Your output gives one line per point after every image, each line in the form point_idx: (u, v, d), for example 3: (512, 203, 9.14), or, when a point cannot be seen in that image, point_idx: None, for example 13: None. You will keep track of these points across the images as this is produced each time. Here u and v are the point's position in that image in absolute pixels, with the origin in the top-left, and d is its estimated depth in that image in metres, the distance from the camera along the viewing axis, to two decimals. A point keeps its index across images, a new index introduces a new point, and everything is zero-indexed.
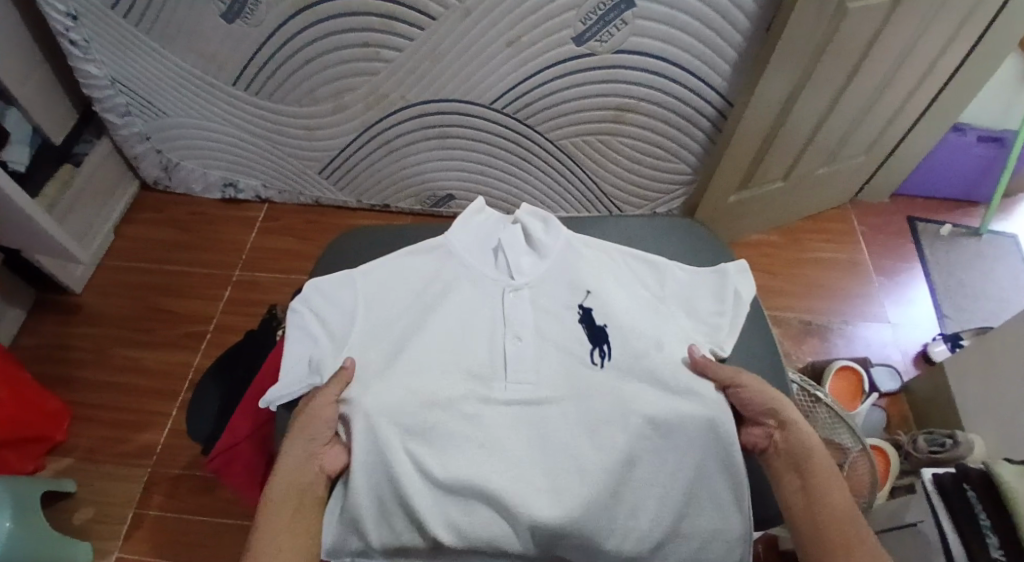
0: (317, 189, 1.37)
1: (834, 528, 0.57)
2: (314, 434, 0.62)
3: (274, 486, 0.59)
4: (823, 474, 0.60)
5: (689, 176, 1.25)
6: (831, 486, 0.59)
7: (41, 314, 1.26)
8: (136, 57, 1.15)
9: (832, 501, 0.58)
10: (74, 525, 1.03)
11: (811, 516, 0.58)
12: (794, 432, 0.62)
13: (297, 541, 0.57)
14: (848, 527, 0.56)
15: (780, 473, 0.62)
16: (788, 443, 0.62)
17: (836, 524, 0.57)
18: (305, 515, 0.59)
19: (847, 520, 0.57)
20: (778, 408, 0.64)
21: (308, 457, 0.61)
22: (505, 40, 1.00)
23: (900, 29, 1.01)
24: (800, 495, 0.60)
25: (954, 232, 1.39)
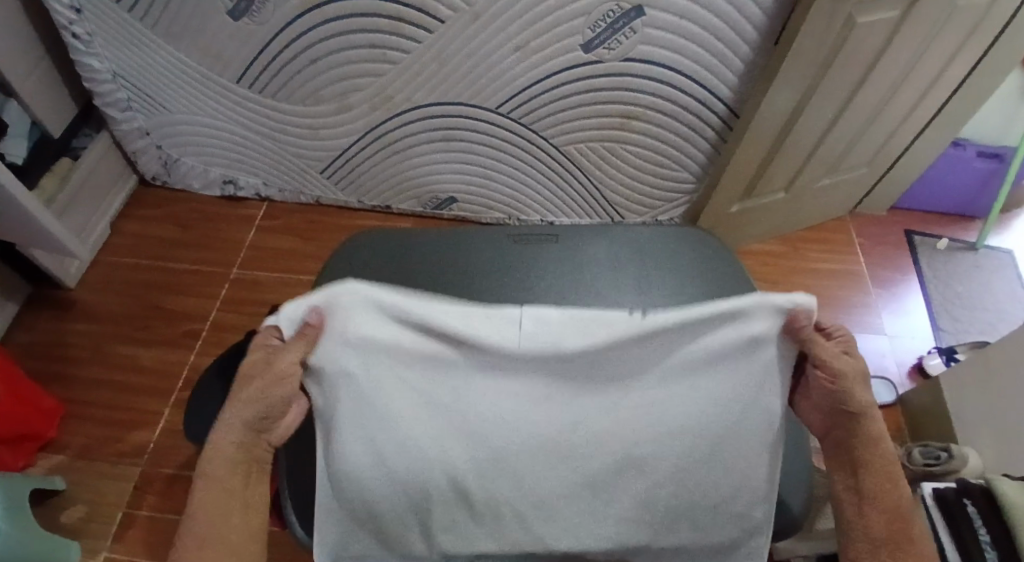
0: (318, 189, 1.36)
1: (882, 528, 0.48)
2: (254, 396, 0.49)
3: (213, 453, 0.49)
4: (883, 469, 0.50)
5: (693, 185, 1.26)
6: (890, 482, 0.50)
7: (36, 308, 1.25)
8: (140, 53, 1.14)
9: (886, 496, 0.49)
10: (66, 523, 1.02)
11: (858, 512, 0.50)
12: (860, 426, 0.50)
13: (239, 526, 0.48)
14: (896, 529, 0.48)
15: (833, 465, 0.52)
16: (853, 443, 0.51)
17: (887, 520, 0.49)
18: (253, 488, 0.50)
19: (901, 521, 0.48)
20: (864, 405, 0.50)
21: (249, 428, 0.49)
22: (513, 44, 1.00)
23: (905, 43, 1.02)
24: (850, 490, 0.51)
25: (951, 246, 1.40)
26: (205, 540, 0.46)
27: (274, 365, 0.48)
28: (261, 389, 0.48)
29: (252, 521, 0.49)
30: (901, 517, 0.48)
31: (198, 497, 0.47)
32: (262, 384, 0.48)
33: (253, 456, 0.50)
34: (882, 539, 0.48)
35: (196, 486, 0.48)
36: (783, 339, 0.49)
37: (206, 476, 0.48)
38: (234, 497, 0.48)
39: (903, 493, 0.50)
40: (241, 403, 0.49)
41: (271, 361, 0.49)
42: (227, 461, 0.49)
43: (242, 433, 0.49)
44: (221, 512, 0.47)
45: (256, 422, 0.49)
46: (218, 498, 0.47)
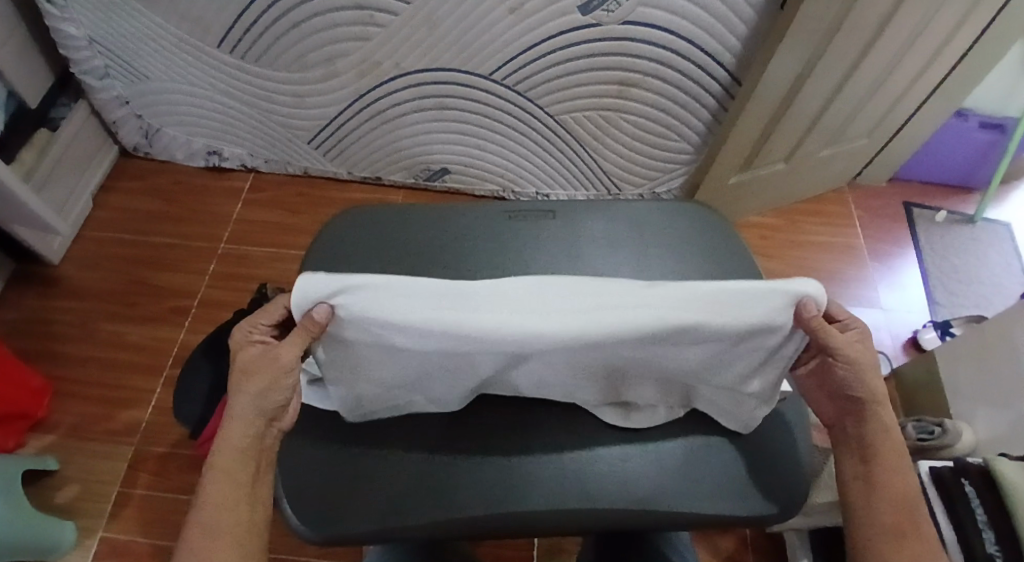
0: (306, 159, 1.32)
1: (890, 511, 0.47)
2: (270, 385, 0.47)
3: (223, 448, 0.46)
4: (896, 456, 0.49)
5: (691, 156, 1.23)
6: (902, 472, 0.48)
7: (20, 285, 1.22)
8: (116, 17, 1.09)
9: (895, 484, 0.48)
10: (60, 503, 1.01)
11: (868, 502, 0.48)
12: (872, 417, 0.49)
13: (247, 525, 0.46)
14: (904, 513, 0.47)
15: (845, 451, 0.50)
16: (865, 438, 0.49)
17: (897, 510, 0.47)
18: (264, 480, 0.48)
19: (912, 509, 0.47)
20: (874, 392, 0.49)
21: (256, 416, 0.46)
22: (507, 7, 0.96)
23: (915, 7, 0.98)
24: (862, 479, 0.49)
25: (950, 218, 1.39)
26: (217, 533, 0.45)
27: (272, 356, 0.47)
28: (269, 385, 0.46)
29: (259, 514, 0.47)
30: (907, 506, 0.47)
31: (208, 489, 0.45)
32: (262, 379, 0.46)
33: (262, 447, 0.48)
34: (894, 524, 0.47)
35: (205, 478, 0.46)
36: (795, 326, 0.46)
37: (216, 470, 0.45)
38: (242, 489, 0.46)
39: (913, 477, 0.49)
40: (247, 396, 0.46)
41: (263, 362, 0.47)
42: (237, 450, 0.46)
43: (252, 425, 0.47)
44: (235, 498, 0.46)
45: (266, 412, 0.47)
46: (227, 491, 0.45)
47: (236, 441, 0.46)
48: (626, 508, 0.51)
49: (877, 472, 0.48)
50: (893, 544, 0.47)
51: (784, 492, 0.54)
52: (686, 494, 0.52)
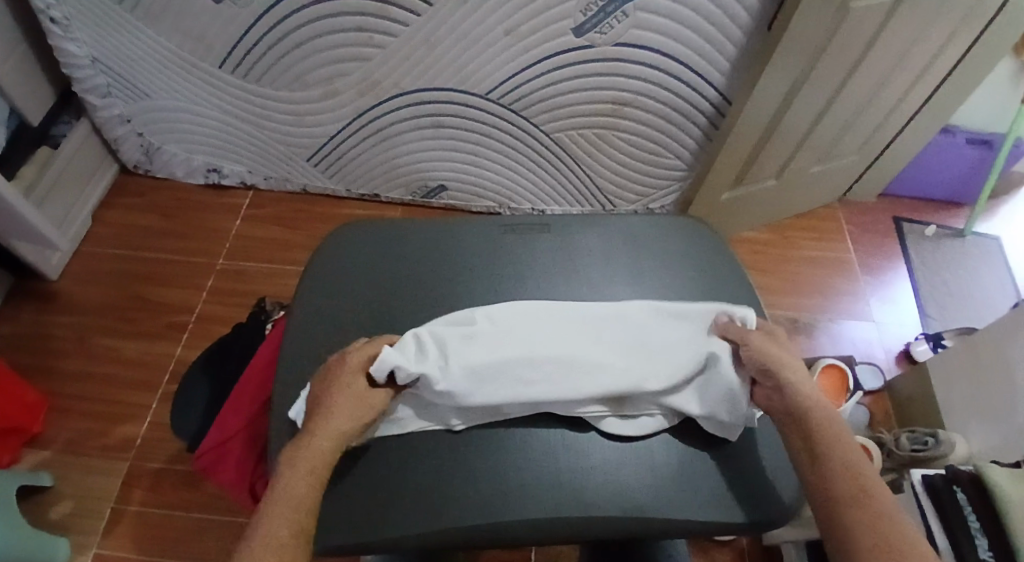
0: (304, 176, 1.34)
1: (839, 479, 0.47)
2: (356, 416, 0.51)
3: (292, 473, 0.47)
4: (830, 430, 0.50)
5: (685, 173, 1.25)
6: (839, 442, 0.49)
7: (18, 301, 1.22)
8: (119, 37, 1.11)
9: (836, 445, 0.49)
10: (53, 519, 1.00)
11: (816, 468, 0.49)
12: (792, 386, 0.53)
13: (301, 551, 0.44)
14: (854, 479, 0.47)
15: (788, 438, 0.52)
16: (790, 405, 0.52)
17: (845, 471, 0.48)
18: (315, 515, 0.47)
19: (859, 473, 0.47)
20: (778, 361, 0.54)
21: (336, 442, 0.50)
22: (502, 28, 0.99)
23: (900, 28, 1.01)
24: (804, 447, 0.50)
25: (939, 233, 1.41)
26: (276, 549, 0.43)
27: (359, 398, 0.52)
28: (353, 419, 0.51)
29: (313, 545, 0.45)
30: (853, 471, 0.47)
31: (273, 507, 0.45)
32: (347, 414, 0.51)
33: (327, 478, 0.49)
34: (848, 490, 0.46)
35: (270, 498, 0.46)
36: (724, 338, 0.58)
37: (286, 487, 0.46)
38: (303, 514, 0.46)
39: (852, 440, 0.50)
40: (331, 425, 0.50)
41: (348, 392, 0.52)
42: (306, 472, 0.47)
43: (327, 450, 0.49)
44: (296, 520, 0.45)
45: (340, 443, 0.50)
46: (294, 510, 0.45)
47: (311, 461, 0.48)
48: (621, 516, 0.52)
49: (813, 446, 0.50)
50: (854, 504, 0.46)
51: (777, 502, 0.54)
52: (680, 502, 0.53)
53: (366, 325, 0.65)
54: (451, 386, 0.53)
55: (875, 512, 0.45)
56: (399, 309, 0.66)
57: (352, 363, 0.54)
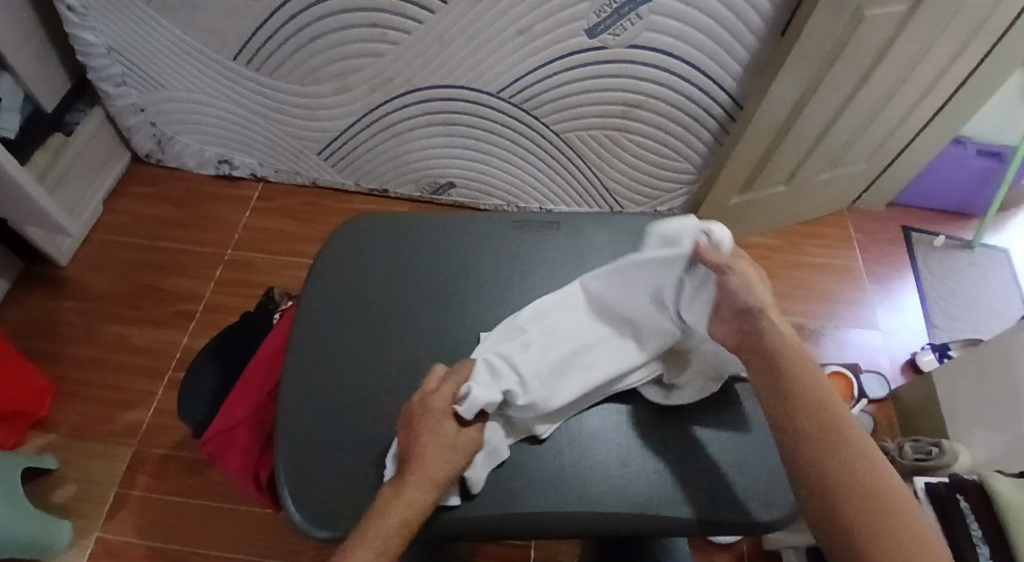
0: (314, 170, 1.34)
1: (810, 418, 0.44)
2: (450, 457, 0.50)
3: (387, 510, 0.46)
4: (802, 376, 0.46)
5: (694, 176, 1.25)
6: (809, 381, 0.46)
7: (28, 286, 1.23)
8: (135, 27, 1.12)
9: (803, 377, 0.46)
10: (57, 503, 1.01)
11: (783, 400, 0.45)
12: (763, 320, 0.50)
13: None
14: (827, 419, 0.43)
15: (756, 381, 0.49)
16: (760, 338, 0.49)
17: (812, 401, 0.45)
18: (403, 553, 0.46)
19: (832, 412, 0.44)
20: (760, 301, 0.51)
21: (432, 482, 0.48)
22: (516, 28, 0.99)
23: (913, 37, 1.01)
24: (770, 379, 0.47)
25: (948, 244, 1.40)
26: None
27: (451, 435, 0.51)
28: (449, 456, 0.49)
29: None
30: (824, 410, 0.44)
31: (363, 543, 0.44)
32: (440, 451, 0.49)
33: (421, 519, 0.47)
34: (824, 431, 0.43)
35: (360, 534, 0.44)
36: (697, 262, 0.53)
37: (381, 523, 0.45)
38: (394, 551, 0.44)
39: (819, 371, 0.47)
40: (425, 463, 0.48)
41: (441, 428, 0.50)
42: (400, 511, 0.46)
43: (423, 489, 0.48)
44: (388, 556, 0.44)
45: (437, 482, 0.48)
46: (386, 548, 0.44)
47: (405, 501, 0.46)
48: (625, 512, 0.52)
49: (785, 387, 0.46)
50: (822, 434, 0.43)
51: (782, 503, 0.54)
52: (684, 500, 0.53)
53: (376, 316, 0.65)
54: (537, 398, 0.53)
55: (848, 452, 0.41)
56: (409, 301, 0.66)
57: (438, 406, 0.51)
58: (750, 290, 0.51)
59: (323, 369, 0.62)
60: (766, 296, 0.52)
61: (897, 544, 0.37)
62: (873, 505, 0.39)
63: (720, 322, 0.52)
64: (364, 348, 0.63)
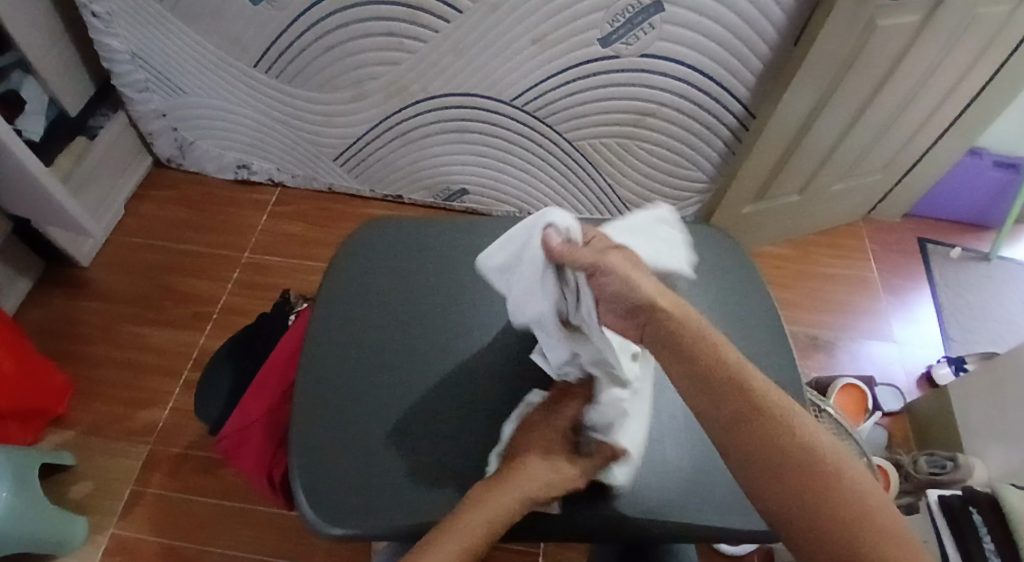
0: (330, 175, 1.36)
1: (726, 400, 0.40)
2: (552, 484, 0.51)
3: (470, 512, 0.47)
4: (720, 369, 0.41)
5: (706, 185, 1.25)
6: (715, 350, 0.42)
7: (49, 285, 1.26)
8: (159, 34, 1.15)
9: (718, 368, 0.41)
10: (73, 499, 1.03)
11: (714, 406, 0.40)
12: (663, 314, 0.43)
13: None
14: (753, 413, 0.39)
15: (659, 360, 0.43)
16: (666, 335, 0.43)
17: (738, 397, 0.40)
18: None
19: (748, 383, 0.41)
20: (647, 291, 0.44)
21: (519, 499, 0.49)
22: (531, 37, 1.01)
23: (928, 48, 1.01)
24: (688, 382, 0.41)
25: (964, 255, 1.39)
26: None
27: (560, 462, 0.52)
28: (549, 477, 0.51)
29: None
30: (740, 384, 0.40)
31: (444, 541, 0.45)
32: (546, 473, 0.51)
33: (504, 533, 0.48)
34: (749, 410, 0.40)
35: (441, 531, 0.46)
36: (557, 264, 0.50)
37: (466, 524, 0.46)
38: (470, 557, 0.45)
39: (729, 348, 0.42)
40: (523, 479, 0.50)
41: (550, 452, 0.52)
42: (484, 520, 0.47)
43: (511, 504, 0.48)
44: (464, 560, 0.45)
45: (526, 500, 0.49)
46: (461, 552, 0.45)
47: (489, 510, 0.48)
48: (636, 517, 0.53)
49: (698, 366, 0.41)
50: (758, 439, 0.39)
51: None
52: (694, 507, 0.54)
53: (390, 318, 0.66)
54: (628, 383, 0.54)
55: (772, 425, 0.39)
56: (422, 304, 0.67)
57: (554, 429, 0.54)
58: (628, 277, 0.44)
59: (337, 370, 0.63)
60: (645, 275, 0.45)
61: (847, 522, 0.35)
62: (811, 486, 0.37)
63: (613, 315, 0.47)
64: (378, 350, 0.64)
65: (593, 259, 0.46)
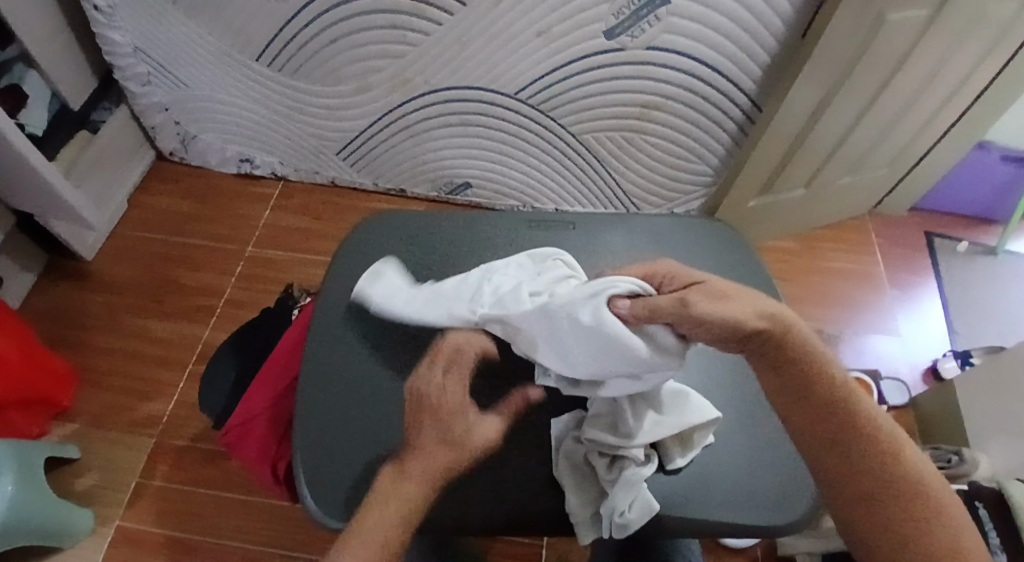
0: (334, 169, 1.36)
1: (823, 407, 0.46)
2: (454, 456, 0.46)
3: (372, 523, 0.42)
4: (821, 380, 0.46)
5: (711, 179, 1.24)
6: (819, 365, 0.46)
7: (53, 278, 1.26)
8: (161, 27, 1.14)
9: (820, 378, 0.46)
10: (78, 491, 1.03)
11: (813, 411, 0.46)
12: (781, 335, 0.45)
13: None
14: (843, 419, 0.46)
15: (757, 368, 0.47)
16: (779, 349, 0.45)
17: (833, 406, 0.46)
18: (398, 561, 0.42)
19: (845, 398, 0.46)
20: (753, 319, 0.43)
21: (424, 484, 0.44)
22: (535, 29, 1.00)
23: (937, 40, 1.00)
24: (791, 387, 0.46)
25: (971, 249, 1.38)
26: None
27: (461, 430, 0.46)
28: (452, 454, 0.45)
29: None
30: (834, 395, 0.46)
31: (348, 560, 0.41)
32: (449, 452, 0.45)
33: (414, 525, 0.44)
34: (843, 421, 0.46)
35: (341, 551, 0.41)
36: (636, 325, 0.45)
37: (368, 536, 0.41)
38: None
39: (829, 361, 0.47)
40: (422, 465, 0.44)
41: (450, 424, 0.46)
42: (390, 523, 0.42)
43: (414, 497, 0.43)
44: None
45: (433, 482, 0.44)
46: None
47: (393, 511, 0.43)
48: None
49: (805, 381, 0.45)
50: (848, 443, 0.45)
51: (793, 503, 0.54)
52: (698, 501, 0.54)
53: None
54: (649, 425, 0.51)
55: (856, 432, 0.45)
56: None
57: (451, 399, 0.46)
58: (727, 314, 0.42)
59: (340, 363, 0.63)
60: (734, 303, 0.44)
61: (915, 514, 0.44)
62: (891, 487, 0.44)
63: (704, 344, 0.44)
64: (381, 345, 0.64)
65: (678, 307, 0.42)
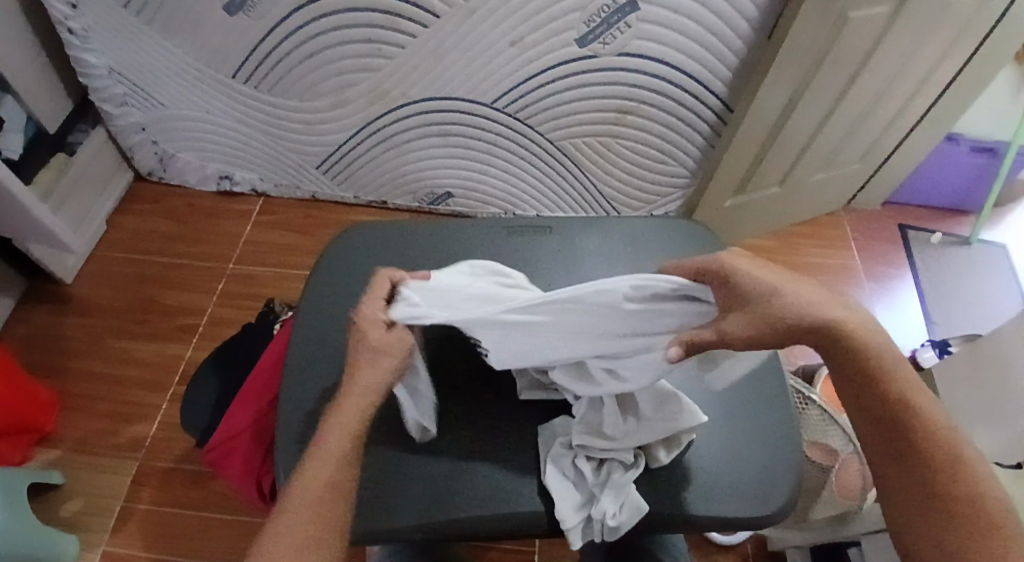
0: (315, 184, 1.36)
1: (874, 386, 0.48)
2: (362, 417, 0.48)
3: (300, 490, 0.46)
4: (875, 360, 0.48)
5: (688, 180, 1.26)
6: (878, 352, 0.48)
7: (32, 303, 1.25)
8: (135, 48, 1.14)
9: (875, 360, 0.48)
10: (63, 517, 1.02)
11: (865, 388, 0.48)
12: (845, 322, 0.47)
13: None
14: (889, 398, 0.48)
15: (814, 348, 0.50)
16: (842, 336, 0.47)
17: (882, 386, 0.48)
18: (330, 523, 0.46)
19: (897, 381, 0.48)
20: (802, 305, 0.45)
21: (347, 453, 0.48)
22: (508, 39, 1.01)
23: (900, 38, 1.02)
24: (841, 367, 0.49)
25: (945, 240, 1.41)
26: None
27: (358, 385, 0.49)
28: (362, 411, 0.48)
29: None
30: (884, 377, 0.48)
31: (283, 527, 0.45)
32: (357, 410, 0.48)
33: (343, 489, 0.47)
34: (882, 401, 0.48)
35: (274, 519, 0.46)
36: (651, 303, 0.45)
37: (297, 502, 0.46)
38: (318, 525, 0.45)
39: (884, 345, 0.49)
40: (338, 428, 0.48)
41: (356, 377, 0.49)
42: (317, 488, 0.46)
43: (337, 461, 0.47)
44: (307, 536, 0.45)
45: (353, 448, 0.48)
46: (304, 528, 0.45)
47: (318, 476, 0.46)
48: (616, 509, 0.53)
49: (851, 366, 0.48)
50: (897, 421, 0.48)
51: (772, 495, 0.55)
52: (680, 497, 0.54)
53: None
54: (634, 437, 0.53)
55: (899, 410, 0.48)
56: None
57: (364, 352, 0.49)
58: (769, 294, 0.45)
59: (321, 375, 0.63)
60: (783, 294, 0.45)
61: (939, 493, 0.46)
62: (922, 464, 0.47)
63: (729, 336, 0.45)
64: None
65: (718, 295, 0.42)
